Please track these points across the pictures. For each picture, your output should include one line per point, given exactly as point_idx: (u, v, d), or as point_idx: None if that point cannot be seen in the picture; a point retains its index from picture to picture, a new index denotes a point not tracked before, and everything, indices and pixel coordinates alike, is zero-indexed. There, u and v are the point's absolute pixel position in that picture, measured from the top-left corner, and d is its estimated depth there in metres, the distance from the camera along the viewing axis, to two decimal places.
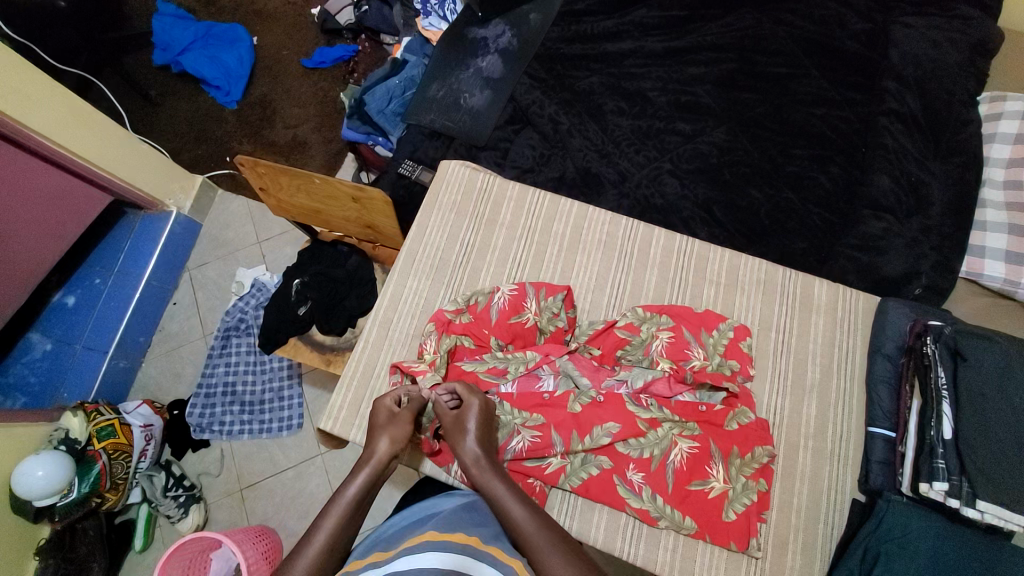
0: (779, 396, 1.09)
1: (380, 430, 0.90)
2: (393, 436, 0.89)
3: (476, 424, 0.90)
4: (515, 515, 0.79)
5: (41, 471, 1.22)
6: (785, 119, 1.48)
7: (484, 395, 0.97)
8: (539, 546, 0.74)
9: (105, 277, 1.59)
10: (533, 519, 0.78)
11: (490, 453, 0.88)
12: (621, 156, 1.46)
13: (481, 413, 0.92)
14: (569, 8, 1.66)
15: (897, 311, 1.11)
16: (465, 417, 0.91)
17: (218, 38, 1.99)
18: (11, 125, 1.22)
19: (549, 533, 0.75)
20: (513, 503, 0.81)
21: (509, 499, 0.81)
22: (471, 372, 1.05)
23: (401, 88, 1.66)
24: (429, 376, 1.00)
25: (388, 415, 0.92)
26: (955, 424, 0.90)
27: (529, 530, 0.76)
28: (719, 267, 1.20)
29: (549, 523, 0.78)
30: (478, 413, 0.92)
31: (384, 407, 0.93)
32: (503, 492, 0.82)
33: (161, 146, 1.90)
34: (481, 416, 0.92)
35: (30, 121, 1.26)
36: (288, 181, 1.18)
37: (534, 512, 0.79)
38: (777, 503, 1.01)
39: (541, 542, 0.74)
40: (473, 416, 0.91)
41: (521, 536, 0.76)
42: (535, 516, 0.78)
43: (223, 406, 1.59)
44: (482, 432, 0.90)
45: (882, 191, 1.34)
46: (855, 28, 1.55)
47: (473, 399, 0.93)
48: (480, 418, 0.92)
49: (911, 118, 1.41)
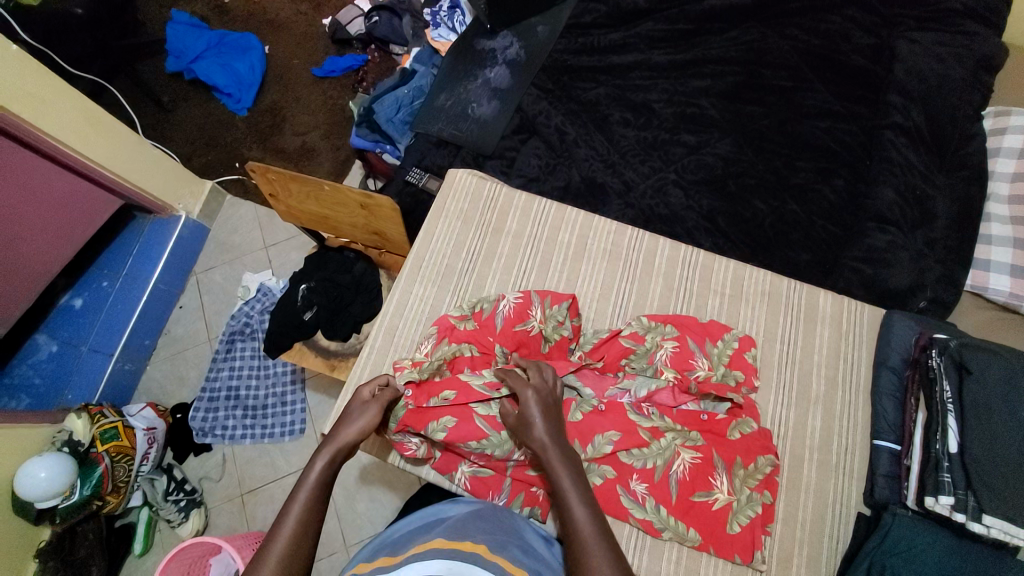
0: (785, 407, 1.08)
1: (349, 416, 0.92)
2: (360, 421, 0.91)
3: (541, 416, 0.88)
4: (576, 521, 0.76)
5: (44, 472, 1.23)
6: (790, 132, 1.49)
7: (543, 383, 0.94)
8: (587, 554, 0.71)
9: (112, 281, 1.61)
10: (589, 530, 0.75)
11: (553, 438, 0.87)
12: (626, 166, 1.48)
13: (544, 400, 0.91)
14: (576, 21, 1.69)
15: (901, 323, 1.11)
16: (529, 409, 0.89)
17: (230, 46, 2.02)
18: (13, 122, 1.22)
19: (603, 548, 0.72)
20: (573, 505, 0.78)
21: (570, 501, 0.79)
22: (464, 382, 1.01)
23: (409, 98, 1.69)
24: (405, 371, 1.03)
25: (360, 404, 0.94)
26: (961, 439, 0.90)
27: (585, 539, 0.74)
28: (724, 278, 1.20)
29: (605, 535, 0.74)
30: (540, 407, 0.90)
31: (352, 401, 0.95)
32: (558, 481, 0.82)
33: (172, 151, 1.93)
34: (545, 405, 0.91)
35: (34, 120, 1.26)
36: (298, 188, 1.20)
37: (594, 520, 0.76)
38: (781, 515, 1.00)
39: (597, 557, 0.71)
40: (535, 409, 0.89)
41: (576, 545, 0.74)
42: (593, 528, 0.75)
43: (225, 410, 1.60)
44: (548, 424, 0.88)
45: (886, 203, 1.35)
46: (859, 43, 1.57)
47: (529, 389, 0.91)
48: (543, 404, 0.91)
49: (915, 133, 1.43)
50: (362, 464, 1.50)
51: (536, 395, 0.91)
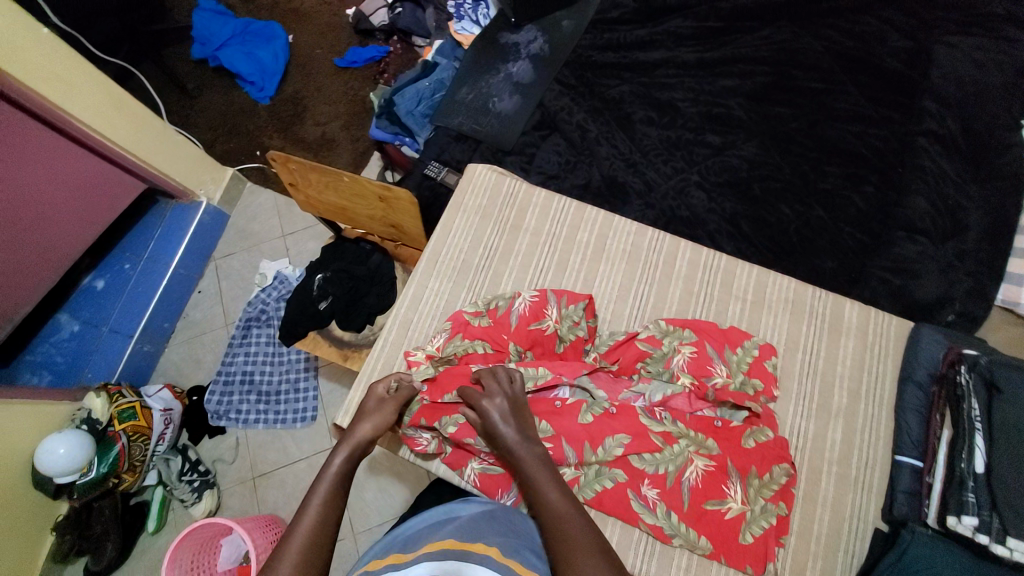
0: (804, 418, 1.06)
1: (366, 414, 0.94)
2: (373, 417, 0.93)
3: (505, 422, 0.91)
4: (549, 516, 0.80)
5: (62, 449, 1.26)
6: (820, 136, 1.45)
7: (505, 387, 0.96)
8: (559, 546, 0.75)
9: (134, 263, 1.63)
10: (561, 523, 0.78)
11: (524, 442, 0.90)
12: (648, 166, 1.45)
13: (503, 406, 0.93)
14: (602, 16, 1.66)
15: (930, 337, 1.08)
16: (490, 419, 0.92)
17: (255, 35, 2.03)
18: (39, 103, 1.24)
19: (574, 540, 0.75)
20: (546, 500, 0.82)
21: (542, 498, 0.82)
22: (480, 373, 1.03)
23: (431, 90, 1.68)
24: (422, 367, 1.06)
25: (376, 401, 0.97)
26: (988, 460, 0.87)
27: (557, 531, 0.77)
28: (746, 283, 1.18)
29: (575, 527, 0.77)
30: (502, 413, 0.92)
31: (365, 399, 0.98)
32: (535, 482, 0.85)
33: (195, 137, 1.95)
34: (509, 410, 0.93)
35: (61, 101, 1.28)
36: (318, 178, 1.20)
37: (566, 511, 0.80)
38: (796, 528, 0.98)
39: (569, 549, 0.74)
40: (497, 417, 0.92)
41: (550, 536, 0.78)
42: (564, 520, 0.79)
43: (240, 395, 1.62)
44: (513, 428, 0.91)
45: (917, 212, 1.31)
46: (895, 46, 1.52)
47: (485, 400, 0.93)
48: (507, 409, 0.93)
49: (948, 140, 1.38)
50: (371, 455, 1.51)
51: (494, 403, 0.93)
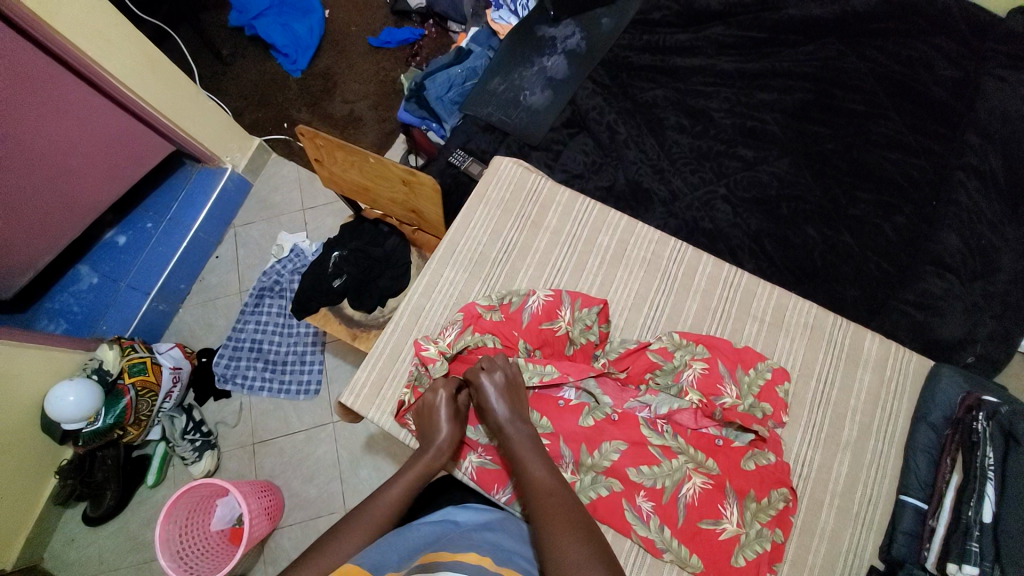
0: (811, 447, 1.04)
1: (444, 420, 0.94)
2: (450, 426, 0.94)
3: (499, 397, 0.92)
4: (537, 494, 0.79)
5: (72, 397, 1.30)
6: (855, 159, 1.41)
7: (506, 366, 0.98)
8: (545, 523, 0.74)
9: (157, 223, 1.66)
10: (551, 501, 0.77)
11: (515, 420, 0.91)
12: (674, 174, 1.43)
13: (501, 381, 0.94)
14: (644, 17, 1.63)
15: (949, 380, 1.06)
16: (484, 393, 0.93)
17: (293, 6, 2.02)
18: (79, 58, 1.25)
19: (562, 517, 0.74)
20: (537, 476, 0.82)
21: (533, 476, 0.82)
22: (489, 347, 1.06)
23: (462, 77, 1.67)
24: (437, 363, 1.03)
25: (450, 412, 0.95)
26: (997, 510, 0.86)
27: (545, 508, 0.76)
28: (765, 305, 1.16)
29: (562, 504, 0.77)
30: (498, 387, 0.93)
31: (433, 410, 0.95)
32: (523, 460, 0.85)
33: (226, 104, 1.97)
34: (504, 386, 0.94)
35: (100, 58, 1.28)
36: (343, 156, 1.20)
37: (553, 487, 0.80)
38: (790, 556, 0.97)
39: (556, 524, 0.73)
40: (492, 392, 0.92)
41: (538, 513, 0.76)
42: (552, 497, 0.78)
43: (248, 361, 1.64)
44: (506, 403, 0.92)
45: (948, 248, 1.28)
46: (942, 74, 1.47)
47: (483, 374, 0.94)
48: (502, 386, 0.94)
49: (988, 176, 1.34)
50: (369, 432, 1.56)
51: (491, 378, 0.94)
